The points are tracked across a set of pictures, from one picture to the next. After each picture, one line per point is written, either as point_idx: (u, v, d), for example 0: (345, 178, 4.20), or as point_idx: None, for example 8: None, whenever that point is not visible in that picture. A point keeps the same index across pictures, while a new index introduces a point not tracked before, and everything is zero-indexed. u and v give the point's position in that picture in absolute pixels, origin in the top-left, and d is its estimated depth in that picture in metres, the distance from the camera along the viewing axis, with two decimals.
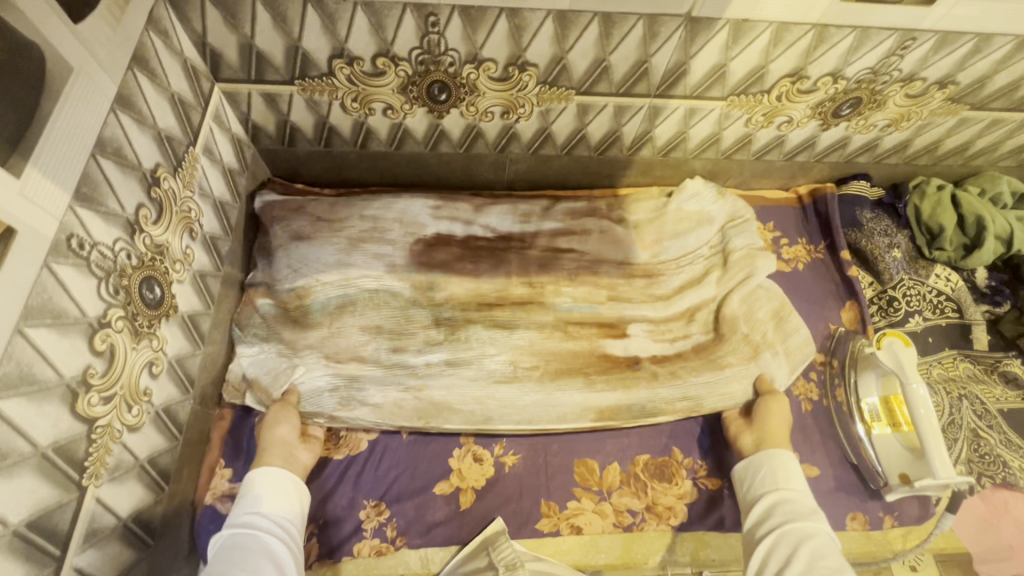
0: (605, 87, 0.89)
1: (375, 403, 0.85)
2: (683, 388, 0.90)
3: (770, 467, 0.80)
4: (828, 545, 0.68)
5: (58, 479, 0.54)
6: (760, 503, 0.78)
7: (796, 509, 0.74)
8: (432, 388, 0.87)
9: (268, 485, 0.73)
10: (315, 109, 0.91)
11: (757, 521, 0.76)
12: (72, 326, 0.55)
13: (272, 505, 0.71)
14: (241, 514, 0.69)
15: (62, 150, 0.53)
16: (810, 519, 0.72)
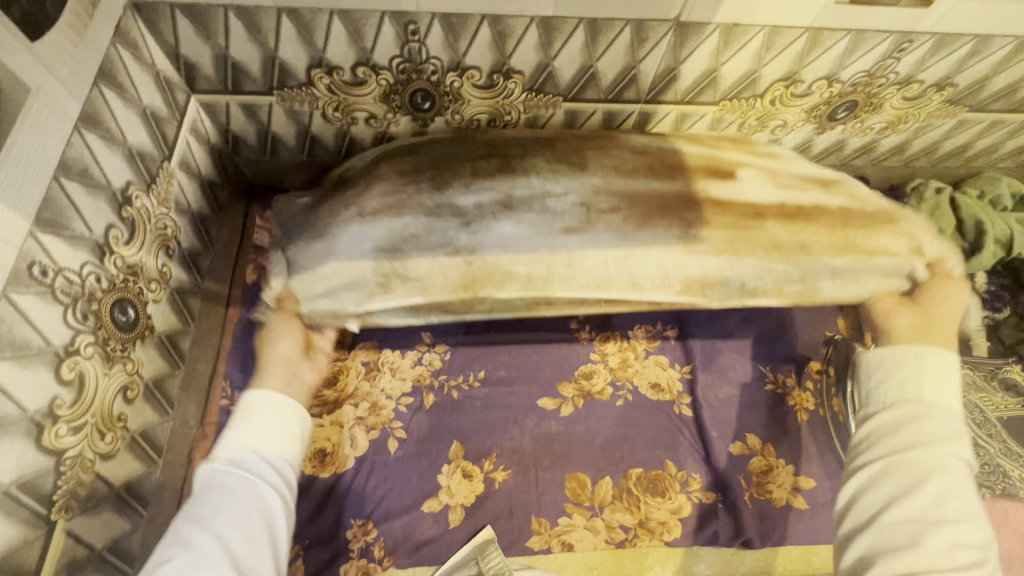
0: (593, 94, 0.86)
1: (419, 276, 0.72)
2: (805, 271, 0.75)
3: (911, 370, 0.65)
4: (959, 483, 0.57)
5: (24, 516, 0.52)
6: (886, 416, 0.64)
7: (933, 428, 0.60)
8: (481, 247, 0.72)
9: (266, 416, 0.67)
10: (296, 119, 0.89)
11: (869, 439, 0.64)
12: (36, 357, 0.53)
13: (261, 438, 0.66)
14: (235, 446, 0.65)
15: (22, 175, 0.51)
16: (956, 477, 0.57)
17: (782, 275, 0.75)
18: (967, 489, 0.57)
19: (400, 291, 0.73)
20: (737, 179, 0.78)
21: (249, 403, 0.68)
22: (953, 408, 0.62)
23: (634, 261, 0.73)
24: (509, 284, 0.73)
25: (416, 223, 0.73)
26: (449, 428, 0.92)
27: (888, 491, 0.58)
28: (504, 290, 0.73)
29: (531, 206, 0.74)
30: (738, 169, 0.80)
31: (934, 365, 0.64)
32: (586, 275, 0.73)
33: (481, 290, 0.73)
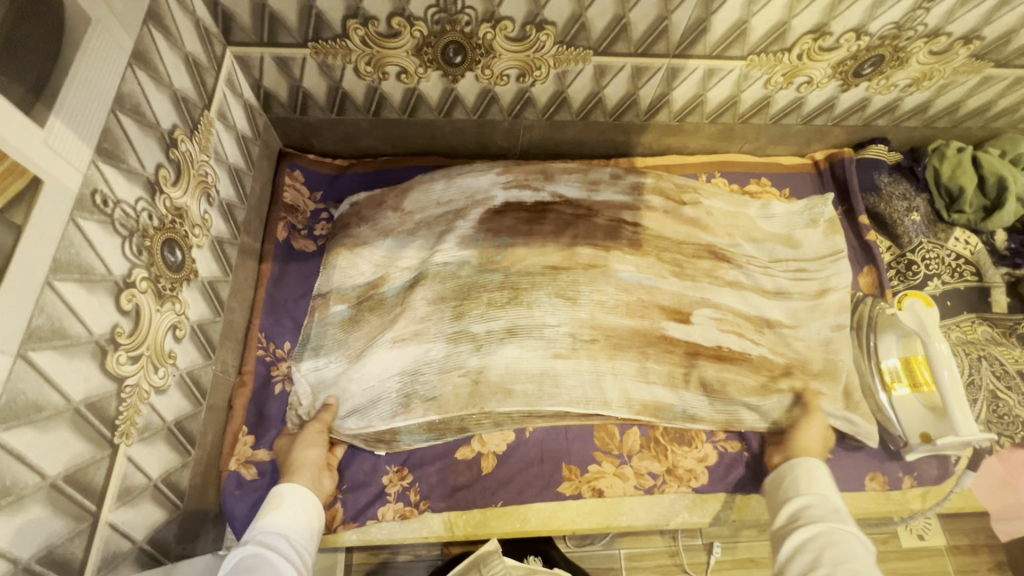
0: (623, 48, 0.87)
1: (434, 397, 0.82)
2: (727, 404, 0.87)
3: (795, 476, 0.76)
4: (853, 549, 0.61)
5: (92, 435, 0.54)
6: (785, 512, 0.72)
7: (819, 513, 0.68)
8: (489, 367, 0.84)
9: (295, 506, 0.70)
10: (328, 73, 0.90)
11: (782, 530, 0.70)
12: (99, 284, 0.55)
13: (289, 523, 0.67)
14: (266, 524, 0.66)
15: (84, 103, 0.52)
16: (846, 542, 0.62)
17: (710, 408, 0.87)
18: (864, 556, 0.61)
19: (416, 411, 0.82)
20: (691, 322, 0.91)
21: (280, 492, 0.71)
22: (838, 502, 0.70)
23: (602, 387, 0.85)
24: (509, 400, 0.83)
25: (438, 346, 0.85)
26: None
27: (798, 566, 0.62)
28: (504, 406, 0.82)
29: (532, 333, 0.86)
30: (696, 310, 0.93)
31: (815, 476, 0.75)
32: (570, 392, 0.84)
33: (483, 405, 0.82)
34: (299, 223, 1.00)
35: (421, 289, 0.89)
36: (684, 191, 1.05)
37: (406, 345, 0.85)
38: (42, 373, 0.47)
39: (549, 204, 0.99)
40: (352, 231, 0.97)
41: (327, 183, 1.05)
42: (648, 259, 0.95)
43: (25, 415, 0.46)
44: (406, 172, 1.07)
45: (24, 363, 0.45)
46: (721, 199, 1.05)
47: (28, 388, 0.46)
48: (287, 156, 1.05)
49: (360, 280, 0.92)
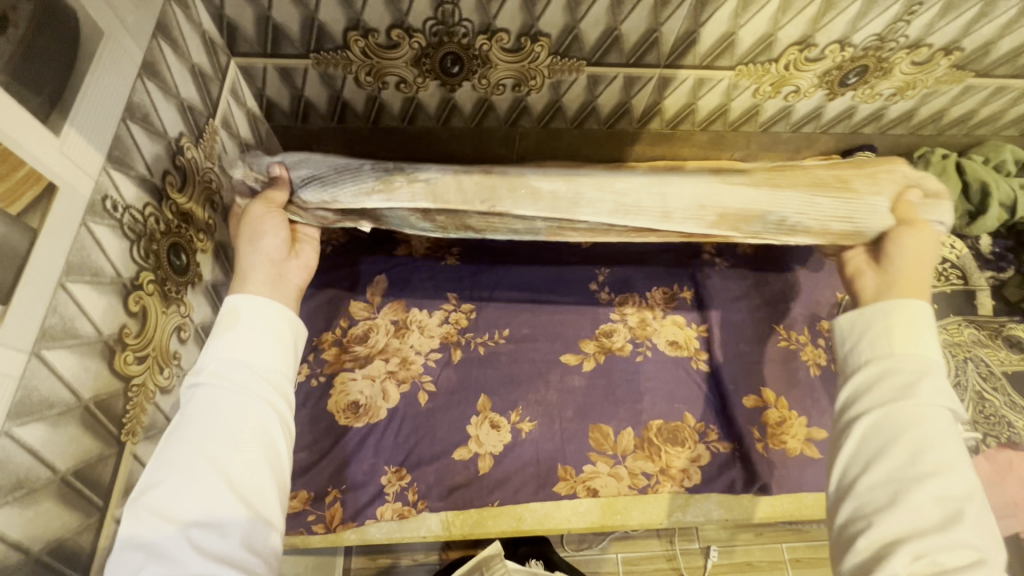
0: (615, 58, 0.90)
1: (427, 180, 0.64)
2: (852, 203, 0.63)
3: (881, 326, 0.59)
4: (927, 444, 0.52)
5: (100, 432, 0.55)
6: (859, 375, 0.60)
7: (898, 383, 0.56)
8: (514, 209, 0.63)
9: (252, 325, 0.57)
10: (329, 83, 0.92)
11: (854, 393, 0.60)
12: (109, 286, 0.57)
13: (236, 337, 0.56)
14: (213, 351, 0.56)
15: (96, 114, 0.54)
16: (917, 432, 0.53)
17: (827, 207, 0.63)
18: (936, 440, 0.53)
19: (402, 192, 0.63)
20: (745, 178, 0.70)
21: (235, 306, 0.58)
22: (927, 356, 0.57)
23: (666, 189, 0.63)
24: (533, 201, 0.63)
25: (450, 184, 0.64)
26: (478, 381, 0.96)
27: (866, 455, 0.55)
28: (525, 205, 0.63)
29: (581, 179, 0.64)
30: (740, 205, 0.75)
31: (907, 326, 0.58)
32: (617, 194, 0.63)
33: (499, 204, 0.63)
34: None
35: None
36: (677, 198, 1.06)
37: (397, 187, 0.64)
38: (55, 371, 0.49)
39: None
40: None
41: None
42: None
43: (38, 411, 0.47)
44: None
45: (38, 362, 0.47)
46: None
47: (42, 385, 0.48)
48: None
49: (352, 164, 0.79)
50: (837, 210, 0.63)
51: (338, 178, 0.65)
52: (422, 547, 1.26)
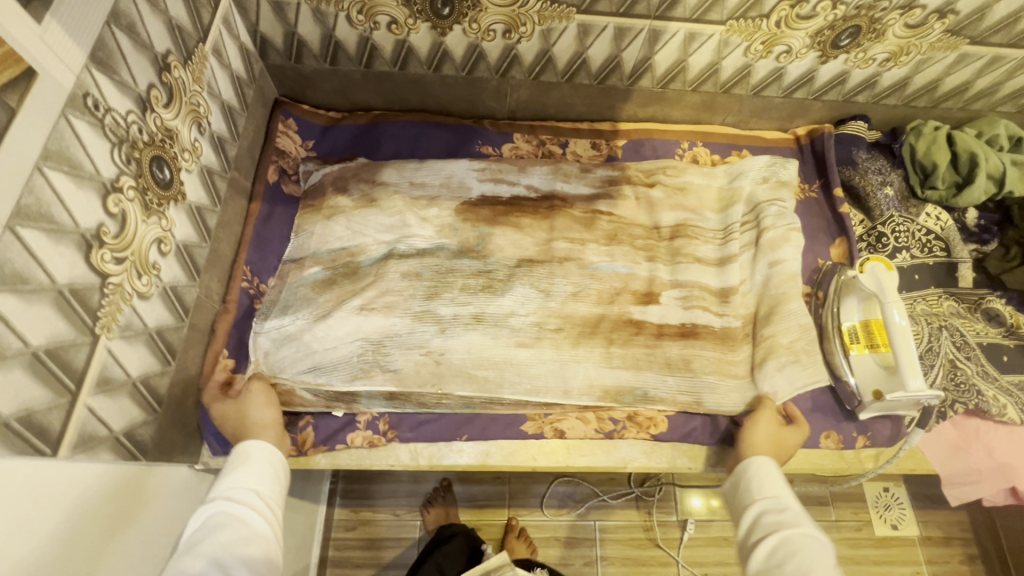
0: (605, 6, 0.90)
1: (396, 369, 0.90)
2: (692, 381, 0.94)
3: (745, 480, 0.79)
4: (815, 558, 0.65)
5: (74, 319, 0.58)
6: (745, 520, 0.75)
7: (775, 518, 0.72)
8: (451, 349, 0.92)
9: (262, 463, 0.73)
10: (322, 21, 0.94)
11: (747, 534, 0.74)
12: (88, 182, 0.59)
13: (251, 476, 0.71)
14: (234, 475, 0.70)
15: (79, 9, 0.56)
16: (802, 552, 0.66)
17: (674, 386, 0.94)
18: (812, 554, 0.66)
19: (376, 377, 0.89)
20: (658, 302, 1.00)
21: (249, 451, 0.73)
22: (794, 499, 0.75)
23: (566, 374, 0.93)
24: (468, 383, 0.90)
25: (403, 322, 0.93)
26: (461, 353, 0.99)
27: None
28: (463, 389, 0.90)
29: (496, 324, 0.96)
30: (665, 290, 1.01)
31: (769, 475, 0.78)
32: (531, 379, 0.92)
33: (445, 385, 0.90)
34: (288, 168, 1.06)
35: (397, 263, 0.97)
36: (651, 173, 1.12)
37: (374, 375, 0.89)
38: (26, 246, 0.51)
39: (522, 199, 1.07)
40: (330, 198, 1.02)
41: (318, 130, 1.11)
42: (621, 248, 1.04)
43: (11, 281, 0.50)
44: (396, 125, 1.13)
45: (12, 232, 0.49)
46: (692, 175, 1.11)
47: (15, 257, 0.50)
48: (282, 105, 1.10)
49: (335, 245, 0.99)
50: (681, 385, 0.94)
51: (330, 367, 0.89)
52: (403, 500, 1.30)
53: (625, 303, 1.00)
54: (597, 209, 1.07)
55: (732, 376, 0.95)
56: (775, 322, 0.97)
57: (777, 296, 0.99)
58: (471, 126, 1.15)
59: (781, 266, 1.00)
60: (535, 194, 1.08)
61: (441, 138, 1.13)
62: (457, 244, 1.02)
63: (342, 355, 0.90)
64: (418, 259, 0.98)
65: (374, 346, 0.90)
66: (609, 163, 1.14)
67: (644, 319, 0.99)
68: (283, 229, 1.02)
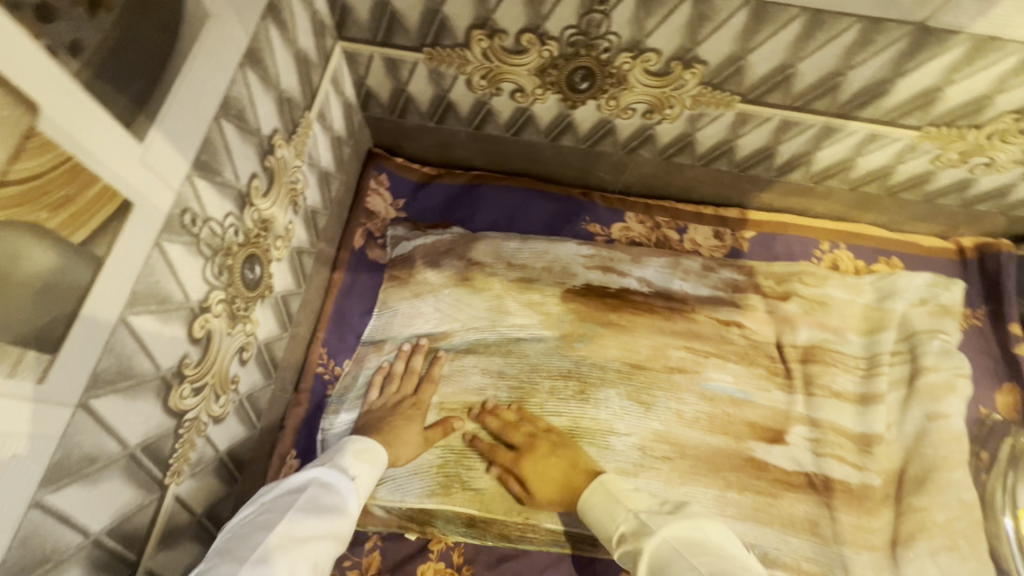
0: (778, 98, 0.75)
1: (479, 488, 0.78)
2: (823, 551, 0.78)
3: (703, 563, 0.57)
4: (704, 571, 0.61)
5: (143, 479, 0.48)
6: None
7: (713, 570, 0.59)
8: (542, 466, 0.79)
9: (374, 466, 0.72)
10: (438, 81, 0.82)
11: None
12: (174, 313, 0.49)
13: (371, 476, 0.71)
14: (341, 458, 0.70)
15: (187, 112, 0.45)
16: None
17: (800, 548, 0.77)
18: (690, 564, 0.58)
19: (457, 496, 0.78)
20: (785, 442, 0.85)
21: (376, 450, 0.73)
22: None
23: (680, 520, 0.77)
24: (562, 513, 0.77)
25: (489, 428, 0.81)
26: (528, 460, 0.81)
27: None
28: (553, 520, 0.77)
29: (593, 439, 0.81)
30: (791, 425, 0.86)
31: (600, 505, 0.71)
32: None
33: (533, 514, 0.77)
34: (375, 231, 0.97)
35: (478, 356, 0.85)
36: (784, 280, 0.96)
37: (452, 495, 0.78)
38: (72, 417, 0.38)
39: (633, 292, 0.92)
40: (420, 273, 0.91)
41: (410, 188, 1.00)
42: (743, 367, 0.89)
43: (45, 474, 0.37)
44: (495, 190, 1.00)
45: (55, 407, 0.37)
46: (834, 286, 0.95)
47: (57, 437, 0.37)
48: (376, 157, 1.00)
49: (422, 329, 0.87)
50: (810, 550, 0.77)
51: (408, 481, 0.79)
52: None
53: (746, 438, 0.84)
54: (717, 317, 0.92)
55: (871, 548, 0.78)
56: (929, 491, 0.80)
57: (936, 456, 0.81)
58: (579, 199, 1.01)
59: (943, 421, 0.83)
60: (648, 289, 0.93)
61: (544, 209, 1.00)
62: (557, 334, 0.86)
63: (383, 406, 0.81)
64: (503, 352, 0.85)
65: (458, 456, 0.80)
66: (732, 260, 0.99)
67: (769, 459, 0.83)
68: (362, 303, 0.92)
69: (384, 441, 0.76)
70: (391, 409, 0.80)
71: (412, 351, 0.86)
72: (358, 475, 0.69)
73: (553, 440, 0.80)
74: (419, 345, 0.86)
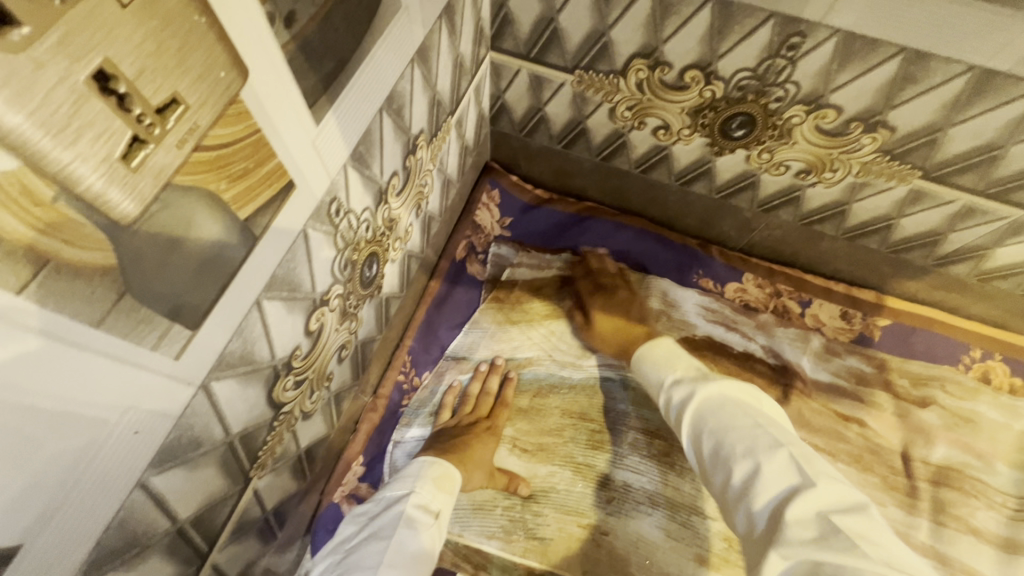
0: (969, 181, 0.65)
1: (543, 539, 0.69)
2: None
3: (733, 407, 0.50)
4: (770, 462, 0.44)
5: (232, 470, 0.45)
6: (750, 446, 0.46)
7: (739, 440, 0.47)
8: (615, 532, 0.69)
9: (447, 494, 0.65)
10: (579, 106, 0.79)
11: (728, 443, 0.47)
12: (300, 302, 0.46)
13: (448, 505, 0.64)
14: (416, 492, 0.63)
15: (359, 100, 0.43)
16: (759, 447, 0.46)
17: None
18: (733, 432, 0.48)
19: (517, 545, 0.70)
20: None
21: (450, 474, 0.67)
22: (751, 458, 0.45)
23: None
24: None
25: (564, 474, 0.74)
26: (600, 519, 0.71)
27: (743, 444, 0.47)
28: None
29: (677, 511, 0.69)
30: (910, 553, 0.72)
31: (661, 353, 0.65)
32: None
33: None
34: (478, 246, 0.94)
35: (562, 395, 0.80)
36: (920, 381, 0.84)
37: (512, 542, 0.70)
38: (88, 370, 0.27)
39: (739, 358, 0.85)
40: (515, 296, 0.89)
41: (520, 207, 0.97)
42: (859, 473, 0.77)
43: (37, 438, 0.26)
44: (607, 226, 0.95)
45: (63, 351, 0.25)
46: (981, 401, 0.82)
47: (62, 393, 0.26)
48: (492, 171, 0.98)
49: (509, 353, 0.84)
50: None
51: (469, 515, 0.72)
52: None
53: None
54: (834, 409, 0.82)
55: None
56: None
57: None
58: (695, 250, 0.94)
59: None
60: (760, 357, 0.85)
61: (655, 253, 0.94)
62: None
63: (457, 426, 0.76)
64: (590, 396, 0.79)
65: (525, 501, 0.72)
66: (860, 348, 0.88)
67: None
68: (451, 318, 0.88)
69: (456, 460, 0.70)
70: (463, 430, 0.75)
71: (487, 371, 0.82)
72: (439, 508, 0.63)
73: (633, 503, 0.71)
74: (495, 365, 0.82)
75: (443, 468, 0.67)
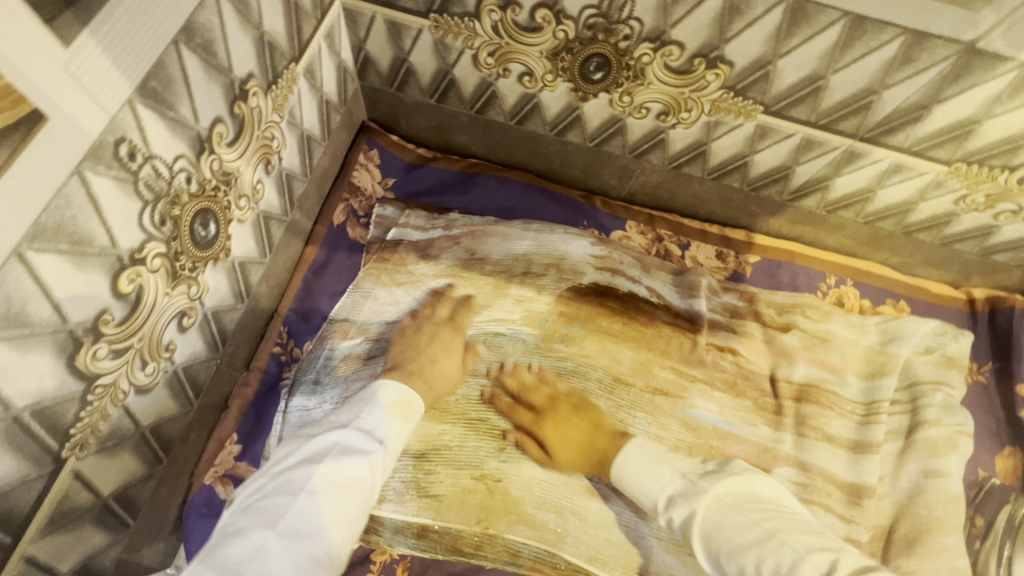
0: (803, 114, 0.69)
1: (436, 495, 0.68)
2: None
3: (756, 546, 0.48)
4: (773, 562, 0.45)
5: (30, 448, 0.41)
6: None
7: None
8: (510, 477, 0.68)
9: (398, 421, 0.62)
10: (442, 55, 0.77)
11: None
12: (95, 260, 0.42)
13: (402, 434, 0.61)
14: (367, 416, 0.60)
15: (134, 27, 0.39)
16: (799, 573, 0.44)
17: None
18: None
19: (410, 504, 0.67)
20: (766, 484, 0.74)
21: (411, 400, 0.64)
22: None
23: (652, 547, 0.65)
24: (522, 528, 0.66)
25: (456, 431, 0.71)
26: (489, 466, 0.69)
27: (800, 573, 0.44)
28: (515, 533, 0.65)
29: None
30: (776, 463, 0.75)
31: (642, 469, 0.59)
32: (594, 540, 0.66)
33: (493, 524, 0.66)
34: (359, 209, 0.90)
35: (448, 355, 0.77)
36: (785, 310, 0.90)
37: (405, 501, 0.68)
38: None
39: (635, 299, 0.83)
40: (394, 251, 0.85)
41: (403, 167, 0.94)
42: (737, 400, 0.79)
43: None
44: (493, 182, 0.94)
45: None
46: (837, 322, 0.89)
47: None
48: (368, 130, 0.94)
49: (392, 316, 0.79)
50: None
51: None
52: None
53: None
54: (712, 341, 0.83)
55: None
56: (917, 553, 0.70)
57: (932, 516, 0.72)
58: (579, 202, 0.95)
59: (941, 479, 0.74)
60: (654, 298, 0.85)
61: (541, 206, 0.94)
62: (537, 335, 0.77)
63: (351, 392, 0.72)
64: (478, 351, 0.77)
65: (417, 460, 0.70)
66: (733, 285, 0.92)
67: None
68: (332, 286, 0.85)
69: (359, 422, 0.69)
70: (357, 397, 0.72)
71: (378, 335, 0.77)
72: (390, 436, 0.60)
73: (528, 444, 0.70)
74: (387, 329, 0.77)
75: (400, 391, 0.64)
